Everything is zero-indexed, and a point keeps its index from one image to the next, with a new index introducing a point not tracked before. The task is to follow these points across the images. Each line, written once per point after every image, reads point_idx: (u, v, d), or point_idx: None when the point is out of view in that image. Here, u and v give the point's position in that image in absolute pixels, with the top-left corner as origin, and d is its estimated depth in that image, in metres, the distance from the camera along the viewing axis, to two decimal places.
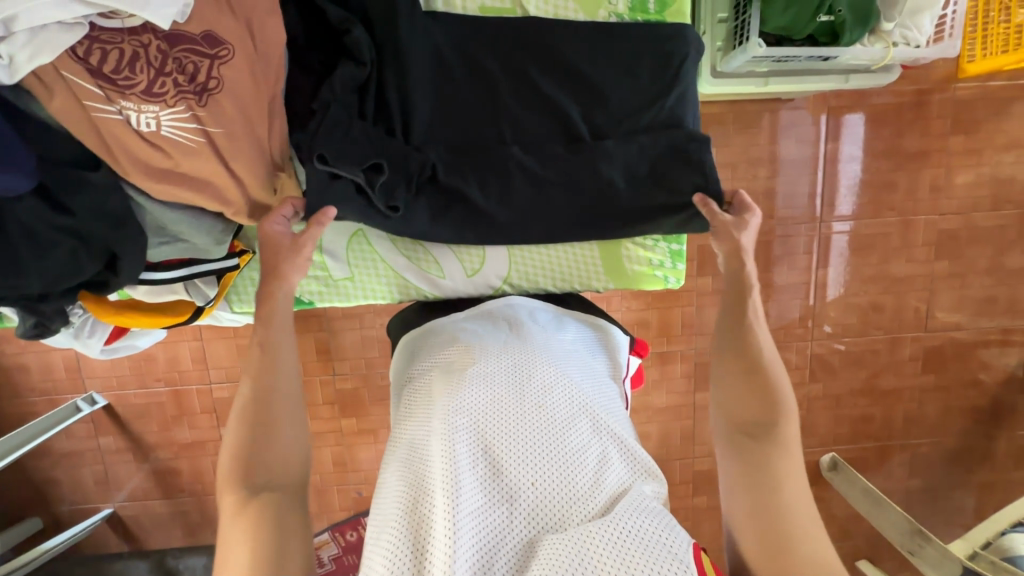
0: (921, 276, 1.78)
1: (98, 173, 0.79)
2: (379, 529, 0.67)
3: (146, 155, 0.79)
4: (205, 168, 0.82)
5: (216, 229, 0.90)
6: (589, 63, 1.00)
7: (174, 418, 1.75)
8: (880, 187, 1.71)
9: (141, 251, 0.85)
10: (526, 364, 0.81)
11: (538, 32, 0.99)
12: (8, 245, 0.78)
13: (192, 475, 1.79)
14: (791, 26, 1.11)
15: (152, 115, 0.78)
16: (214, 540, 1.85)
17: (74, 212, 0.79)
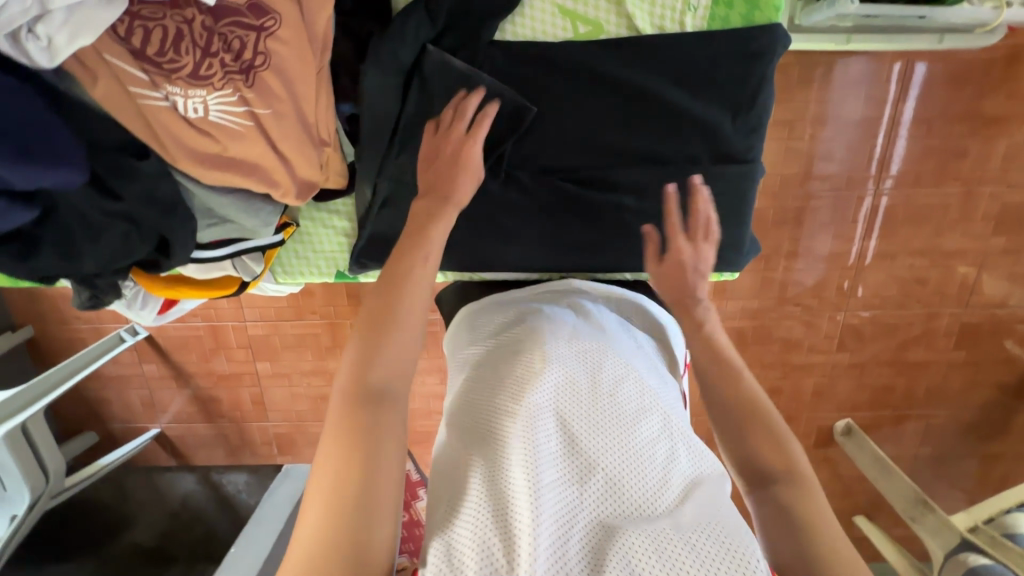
0: (974, 251, 1.70)
1: (147, 164, 0.84)
2: (453, 507, 0.68)
3: (195, 142, 0.84)
4: (254, 150, 0.86)
5: (264, 211, 0.95)
6: (678, 90, 0.98)
7: (211, 351, 1.82)
8: (945, 152, 1.58)
9: (189, 235, 0.92)
10: (597, 357, 0.83)
11: (620, 67, 0.97)
12: (65, 227, 0.86)
13: (231, 403, 1.90)
14: None
15: (198, 99, 0.81)
16: (254, 460, 2.01)
17: (124, 199, 0.85)
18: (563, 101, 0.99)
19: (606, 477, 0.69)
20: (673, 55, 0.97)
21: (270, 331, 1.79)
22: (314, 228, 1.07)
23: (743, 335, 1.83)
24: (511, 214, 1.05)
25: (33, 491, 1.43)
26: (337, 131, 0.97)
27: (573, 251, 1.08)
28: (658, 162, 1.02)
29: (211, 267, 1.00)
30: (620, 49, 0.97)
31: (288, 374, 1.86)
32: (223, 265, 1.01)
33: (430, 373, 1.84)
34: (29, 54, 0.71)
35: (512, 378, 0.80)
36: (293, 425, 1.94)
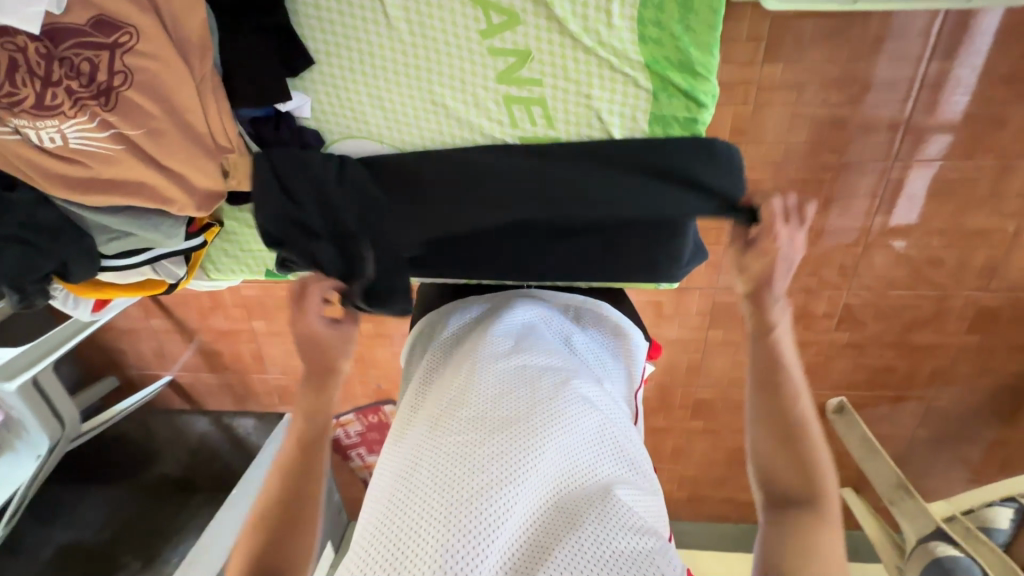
0: (1003, 231, 1.53)
1: (20, 193, 0.90)
2: (375, 537, 0.71)
3: (59, 169, 0.87)
4: (133, 171, 0.87)
5: (164, 224, 0.96)
6: (599, 117, 0.87)
7: (210, 309, 1.90)
8: (983, 123, 1.39)
9: (86, 253, 0.97)
10: (533, 376, 0.85)
11: (524, 95, 0.86)
12: None
13: (233, 355, 2.01)
14: None
15: (54, 130, 0.84)
16: (260, 407, 2.16)
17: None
18: (465, 132, 0.91)
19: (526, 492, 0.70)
20: (581, 80, 0.84)
21: (263, 293, 1.84)
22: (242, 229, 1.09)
23: (736, 311, 1.75)
24: (426, 239, 1.02)
25: (51, 437, 1.59)
26: (242, 135, 0.94)
27: (494, 273, 1.06)
28: (590, 191, 0.91)
29: (129, 273, 1.07)
30: (523, 78, 0.85)
31: (283, 333, 1.93)
32: (141, 271, 1.07)
33: None
34: None
35: (444, 406, 0.82)
36: (291, 378, 2.04)
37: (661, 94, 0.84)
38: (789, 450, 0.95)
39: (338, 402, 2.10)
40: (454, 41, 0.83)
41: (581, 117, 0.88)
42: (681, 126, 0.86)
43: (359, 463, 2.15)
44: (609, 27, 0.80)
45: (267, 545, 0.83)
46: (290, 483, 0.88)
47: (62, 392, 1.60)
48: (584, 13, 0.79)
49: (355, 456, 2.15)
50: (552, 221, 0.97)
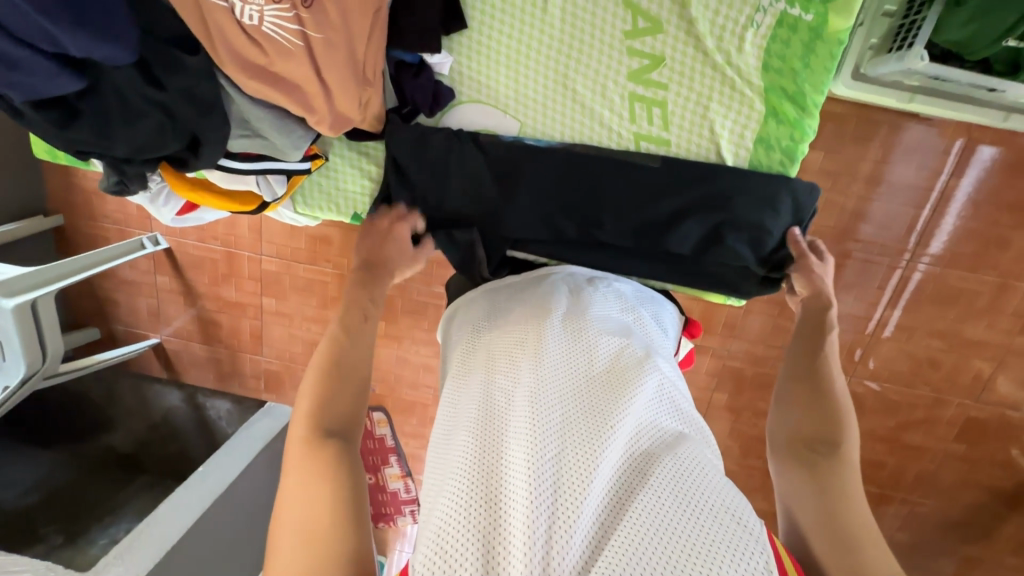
0: (998, 346, 1.64)
1: (197, 58, 0.81)
2: (456, 489, 0.71)
3: (243, 49, 0.80)
4: (298, 72, 0.82)
5: (296, 134, 0.93)
6: (710, 125, 0.96)
7: (223, 276, 1.87)
8: (988, 241, 1.54)
9: (221, 140, 0.90)
10: (591, 340, 0.87)
11: (650, 94, 0.95)
12: (105, 107, 0.83)
13: (231, 329, 1.94)
14: (967, 44, 0.94)
15: (255, 8, 0.77)
16: (240, 390, 2.05)
17: (166, 89, 0.83)
18: (585, 114, 0.98)
19: (610, 447, 0.72)
20: (706, 92, 0.94)
21: (283, 269, 1.83)
22: (343, 165, 1.08)
23: (742, 377, 1.79)
24: (520, 211, 1.03)
25: (29, 368, 1.49)
26: (385, 75, 0.94)
27: (575, 258, 1.07)
28: (687, 189, 0.98)
29: (239, 178, 1.01)
30: (653, 80, 0.94)
31: (290, 315, 1.89)
32: (251, 179, 1.02)
33: (426, 346, 1.86)
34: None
35: (512, 369, 0.83)
36: (284, 365, 1.97)
37: (771, 120, 0.94)
38: (814, 406, 0.91)
39: None
40: (600, 32, 0.92)
41: (694, 126, 0.96)
42: (781, 152, 0.96)
43: None
44: (746, 49, 0.90)
45: (335, 477, 0.74)
46: (350, 403, 0.83)
47: (55, 323, 1.52)
48: (720, 32, 0.90)
49: None
50: (648, 214, 1.01)
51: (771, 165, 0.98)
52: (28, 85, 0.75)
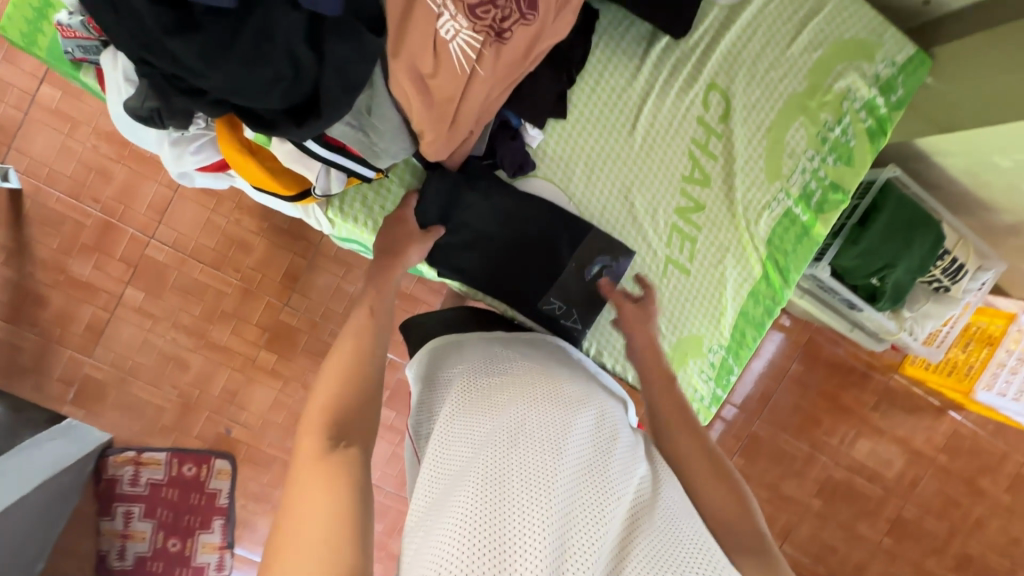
0: (802, 505, 2.00)
1: (376, 42, 0.58)
2: (443, 551, 0.52)
3: (417, 53, 0.61)
4: (448, 102, 0.64)
5: (398, 147, 0.68)
6: (729, 266, 0.93)
7: (84, 247, 1.49)
8: (807, 418, 1.97)
9: (327, 126, 0.61)
10: (595, 397, 0.74)
11: (687, 220, 0.91)
12: (226, 32, 0.53)
13: (59, 314, 1.51)
14: (851, 270, 1.30)
15: (455, 26, 0.61)
16: (27, 396, 1.52)
17: (320, 55, 0.56)
18: (619, 207, 0.88)
19: (619, 516, 0.59)
20: (730, 242, 0.92)
21: (172, 262, 1.52)
22: (401, 193, 0.81)
23: None
24: (515, 273, 0.86)
25: None
26: (487, 126, 0.77)
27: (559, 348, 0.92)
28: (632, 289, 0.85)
29: (299, 159, 0.68)
30: (691, 213, 0.91)
31: (156, 318, 1.54)
32: (311, 166, 0.69)
33: (314, 394, 1.63)
34: None
35: (515, 406, 0.67)
36: (115, 375, 1.55)
37: (762, 281, 0.94)
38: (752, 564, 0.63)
39: (153, 433, 1.59)
40: (664, 161, 0.88)
41: (708, 270, 0.93)
42: (765, 308, 0.95)
43: (116, 527, 1.54)
44: (770, 215, 0.92)
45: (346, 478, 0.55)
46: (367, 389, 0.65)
47: None
48: (749, 201, 0.91)
49: (117, 516, 1.54)
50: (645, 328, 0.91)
51: (754, 318, 0.95)
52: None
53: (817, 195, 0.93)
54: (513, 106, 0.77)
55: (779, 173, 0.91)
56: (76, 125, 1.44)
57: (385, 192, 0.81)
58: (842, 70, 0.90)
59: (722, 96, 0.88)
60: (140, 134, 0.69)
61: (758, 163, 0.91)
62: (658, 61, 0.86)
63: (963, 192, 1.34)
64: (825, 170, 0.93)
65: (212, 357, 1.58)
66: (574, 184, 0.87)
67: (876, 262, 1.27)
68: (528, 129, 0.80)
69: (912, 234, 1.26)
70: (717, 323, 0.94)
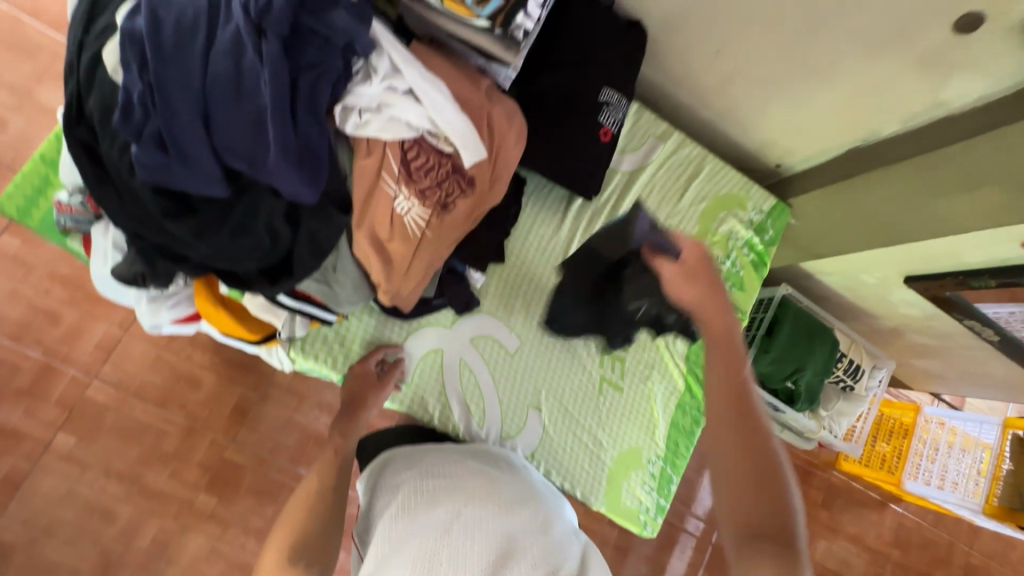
0: None
1: (341, 218, 0.69)
2: None
3: (376, 225, 0.73)
4: (402, 259, 0.76)
5: (358, 295, 0.78)
6: (657, 381, 1.05)
7: (17, 392, 1.43)
8: None
9: (295, 283, 0.71)
10: (528, 496, 0.78)
11: (615, 343, 1.03)
12: (216, 214, 0.64)
13: None
14: (767, 376, 1.46)
15: (408, 204, 0.74)
16: None
17: (294, 229, 0.68)
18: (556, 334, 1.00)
19: None
20: (654, 359, 1.05)
21: (113, 403, 1.48)
22: (359, 332, 0.90)
23: None
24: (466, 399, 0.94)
25: None
26: (437, 273, 0.90)
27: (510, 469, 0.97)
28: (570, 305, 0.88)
29: (268, 309, 0.77)
30: None
31: (86, 465, 1.45)
32: (278, 314, 0.78)
33: (256, 540, 1.52)
34: (344, 121, 0.67)
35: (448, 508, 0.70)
36: (27, 535, 1.40)
37: (686, 394, 1.06)
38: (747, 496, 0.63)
39: None
40: None
41: (639, 386, 1.04)
42: (692, 417, 1.06)
43: None
44: (684, 335, 1.07)
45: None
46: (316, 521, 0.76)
47: None
48: None
49: None
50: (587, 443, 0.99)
51: (684, 427, 1.05)
52: (163, 169, 0.57)
53: None
54: (459, 255, 0.90)
55: None
56: (31, 270, 1.47)
57: (343, 332, 0.89)
58: (723, 217, 1.13)
59: None
60: (122, 291, 0.76)
61: None
62: (577, 214, 1.04)
63: (847, 304, 1.58)
64: None
65: (144, 504, 1.47)
66: (515, 316, 0.99)
67: (787, 367, 1.44)
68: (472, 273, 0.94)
69: (811, 342, 1.45)
70: (651, 434, 1.03)
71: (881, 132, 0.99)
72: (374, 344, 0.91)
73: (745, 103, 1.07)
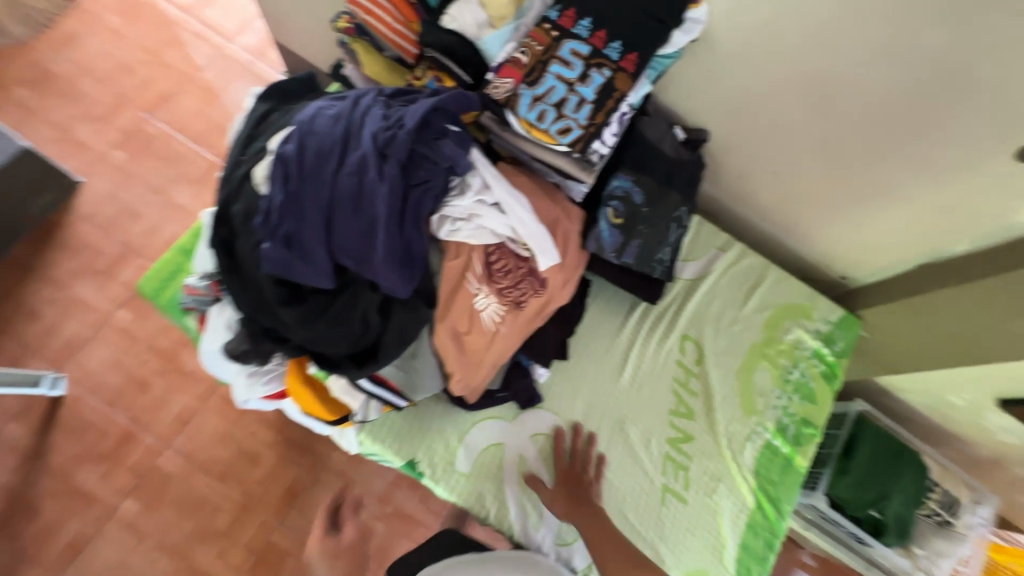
0: None
1: (426, 310, 0.76)
2: None
3: (455, 318, 0.79)
4: (476, 352, 0.81)
5: (432, 383, 0.82)
6: (725, 495, 0.99)
7: (98, 455, 1.53)
8: None
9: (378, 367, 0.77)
10: None
11: (679, 450, 1.00)
12: (322, 303, 0.73)
13: (46, 527, 1.46)
14: (849, 502, 1.33)
15: (487, 300, 0.80)
16: None
17: (385, 320, 0.75)
18: (617, 435, 0.99)
19: None
20: (721, 471, 1.00)
21: (179, 473, 1.54)
22: (426, 420, 0.93)
23: None
24: (525, 499, 0.93)
25: None
26: (504, 366, 0.93)
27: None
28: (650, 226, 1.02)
29: (348, 391, 0.82)
30: (683, 444, 1.01)
31: (143, 535, 1.49)
32: (356, 397, 0.83)
33: None
34: (437, 227, 0.76)
35: None
36: None
37: (758, 512, 0.99)
38: None
39: None
40: (652, 395, 1.03)
41: (705, 499, 0.98)
42: (764, 539, 0.98)
43: None
44: (753, 447, 1.02)
45: None
46: None
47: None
48: (731, 433, 1.03)
49: None
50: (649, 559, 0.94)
51: (756, 551, 0.97)
52: (287, 264, 0.68)
53: (791, 429, 1.04)
54: (526, 349, 0.95)
55: (754, 409, 1.05)
56: (134, 341, 1.64)
57: (411, 419, 0.93)
58: (790, 325, 1.12)
59: (694, 344, 1.08)
60: (226, 364, 0.84)
61: (733, 399, 1.05)
62: (640, 316, 1.08)
63: (932, 425, 1.46)
64: (794, 406, 1.06)
65: None
66: (577, 413, 1.00)
67: (869, 494, 1.31)
68: (538, 368, 0.97)
69: (897, 466, 1.32)
70: (719, 555, 0.96)
71: (950, 250, 0.98)
72: (438, 434, 0.93)
73: (806, 217, 1.12)
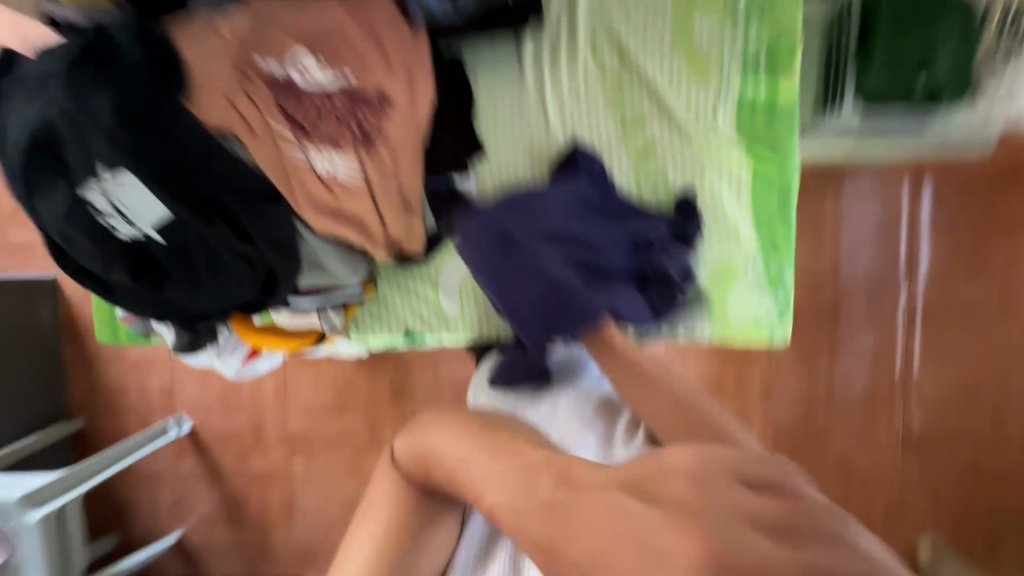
0: None
1: (279, 207, 0.68)
2: None
3: (315, 195, 0.71)
4: (363, 211, 0.73)
5: (356, 262, 0.80)
6: (717, 176, 0.88)
7: (247, 452, 1.75)
8: None
9: (292, 284, 0.74)
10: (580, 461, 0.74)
11: (648, 162, 0.89)
12: (190, 265, 0.69)
13: (259, 511, 1.75)
14: (892, 88, 1.03)
15: (328, 158, 0.70)
16: None
17: (254, 241, 0.68)
18: None
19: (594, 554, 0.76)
20: (703, 155, 0.88)
21: (311, 431, 1.73)
22: (396, 292, 0.91)
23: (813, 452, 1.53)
24: None
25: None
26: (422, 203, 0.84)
27: None
28: None
29: (298, 315, 0.82)
30: (649, 156, 0.88)
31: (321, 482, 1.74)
32: (310, 314, 0.83)
33: None
34: None
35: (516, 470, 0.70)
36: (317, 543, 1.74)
37: (757, 171, 0.88)
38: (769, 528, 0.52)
39: None
40: (592, 127, 0.88)
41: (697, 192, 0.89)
42: (776, 194, 0.89)
43: None
44: (726, 109, 0.87)
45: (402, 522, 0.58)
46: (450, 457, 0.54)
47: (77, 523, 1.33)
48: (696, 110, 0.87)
49: None
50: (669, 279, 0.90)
51: (772, 209, 0.89)
52: None
53: (762, 60, 0.85)
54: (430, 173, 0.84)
55: (709, 67, 0.86)
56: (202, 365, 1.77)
57: (384, 300, 0.91)
58: None
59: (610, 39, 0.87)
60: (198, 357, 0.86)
61: (681, 72, 0.86)
62: (534, 49, 0.87)
63: None
64: (757, 31, 0.85)
65: None
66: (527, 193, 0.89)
67: (911, 62, 1.00)
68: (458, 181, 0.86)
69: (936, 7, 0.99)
70: (735, 235, 0.89)
71: None
72: (414, 297, 0.91)
73: None
